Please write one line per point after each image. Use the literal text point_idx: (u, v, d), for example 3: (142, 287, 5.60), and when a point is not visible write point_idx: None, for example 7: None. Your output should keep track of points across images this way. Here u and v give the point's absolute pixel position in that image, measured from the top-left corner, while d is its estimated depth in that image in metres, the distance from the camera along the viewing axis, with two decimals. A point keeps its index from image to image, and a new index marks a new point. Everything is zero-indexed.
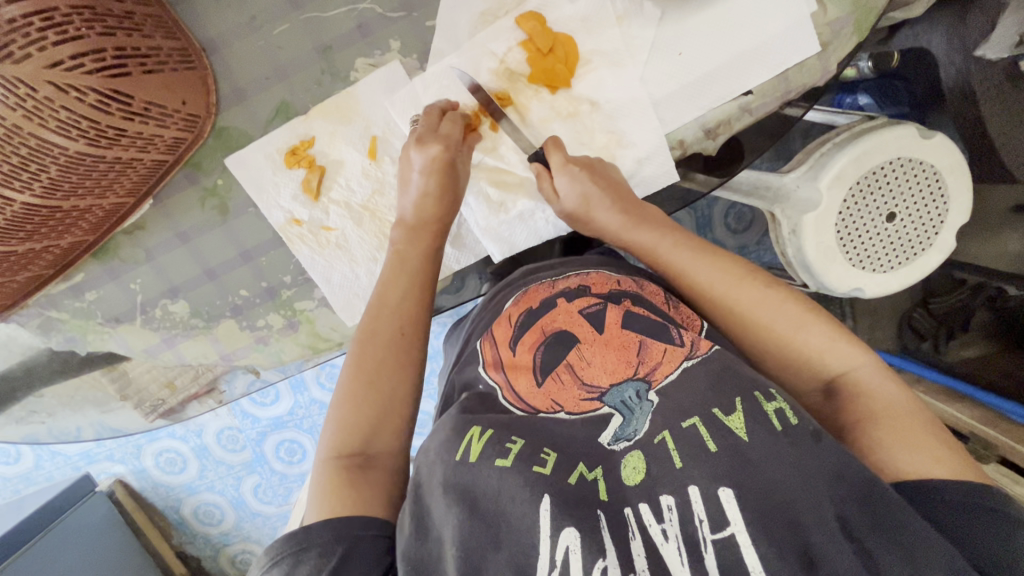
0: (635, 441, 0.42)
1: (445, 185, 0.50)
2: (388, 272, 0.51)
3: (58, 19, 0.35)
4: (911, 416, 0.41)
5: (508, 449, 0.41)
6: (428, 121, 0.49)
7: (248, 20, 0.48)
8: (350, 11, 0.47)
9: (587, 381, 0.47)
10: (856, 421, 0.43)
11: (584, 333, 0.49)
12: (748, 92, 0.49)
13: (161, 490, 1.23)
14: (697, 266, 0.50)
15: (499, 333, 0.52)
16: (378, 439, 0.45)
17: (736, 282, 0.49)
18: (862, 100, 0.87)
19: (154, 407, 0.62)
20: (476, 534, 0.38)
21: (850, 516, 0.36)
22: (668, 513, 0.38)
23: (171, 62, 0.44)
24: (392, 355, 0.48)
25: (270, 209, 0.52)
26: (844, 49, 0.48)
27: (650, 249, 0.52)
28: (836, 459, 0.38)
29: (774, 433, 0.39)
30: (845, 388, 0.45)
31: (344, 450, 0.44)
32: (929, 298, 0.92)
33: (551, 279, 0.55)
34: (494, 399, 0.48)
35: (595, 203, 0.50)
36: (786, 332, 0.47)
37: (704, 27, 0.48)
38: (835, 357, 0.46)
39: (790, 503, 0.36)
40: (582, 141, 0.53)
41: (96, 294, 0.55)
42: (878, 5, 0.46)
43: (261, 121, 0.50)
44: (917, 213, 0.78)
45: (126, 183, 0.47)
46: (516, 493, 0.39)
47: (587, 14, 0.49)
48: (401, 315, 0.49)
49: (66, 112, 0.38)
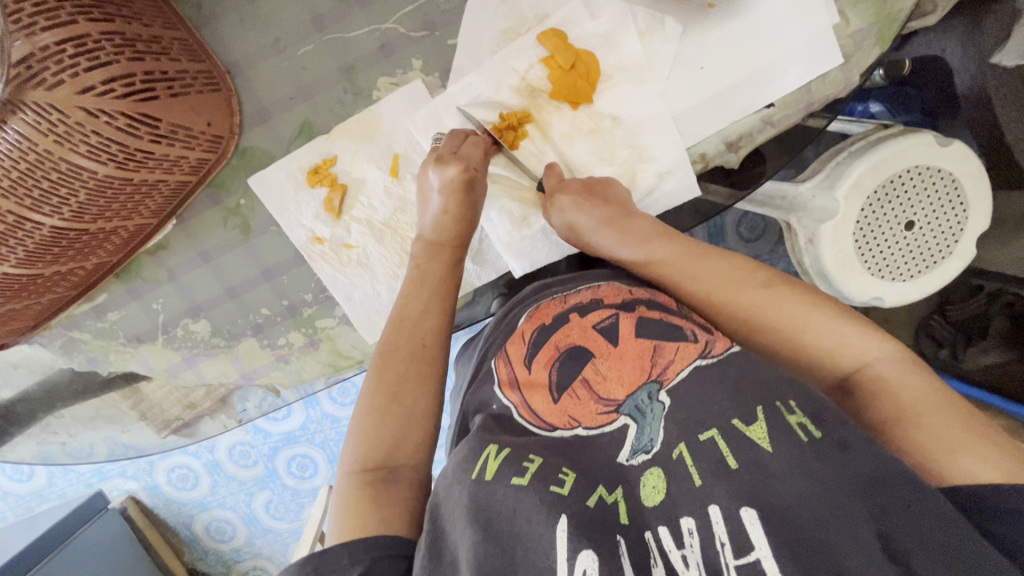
0: (653, 455, 0.42)
1: (463, 208, 0.50)
2: (407, 290, 0.51)
3: (89, 45, 0.36)
4: (942, 411, 0.40)
5: (524, 468, 0.40)
6: (450, 142, 0.50)
7: (272, 42, 0.48)
8: (373, 31, 0.48)
9: (603, 396, 0.46)
10: (888, 419, 0.42)
11: (599, 347, 0.49)
12: (770, 105, 0.49)
13: (173, 506, 1.23)
14: (700, 273, 0.50)
15: (512, 351, 0.52)
16: (400, 453, 0.45)
17: (740, 287, 0.48)
18: (874, 108, 0.92)
19: (168, 424, 0.62)
20: (492, 558, 0.37)
21: (893, 532, 0.34)
22: (688, 538, 0.37)
23: (197, 84, 0.44)
24: (412, 369, 0.47)
25: (292, 227, 0.52)
26: (866, 60, 0.48)
27: (651, 264, 0.51)
28: (870, 466, 0.37)
29: (798, 444, 0.38)
30: (868, 386, 0.44)
31: (367, 467, 0.43)
32: (947, 305, 0.92)
33: (562, 294, 0.54)
34: (511, 419, 0.48)
35: (586, 231, 0.51)
36: (796, 334, 0.46)
37: (724, 43, 0.48)
38: (852, 352, 0.44)
39: (819, 526, 0.35)
40: (603, 157, 0.53)
41: (118, 314, 0.55)
42: (899, 15, 0.47)
43: (285, 140, 0.50)
44: (936, 215, 0.77)
45: (151, 204, 0.47)
46: (532, 514, 0.38)
47: (608, 31, 0.49)
48: (422, 328, 0.49)
49: (97, 136, 0.38)
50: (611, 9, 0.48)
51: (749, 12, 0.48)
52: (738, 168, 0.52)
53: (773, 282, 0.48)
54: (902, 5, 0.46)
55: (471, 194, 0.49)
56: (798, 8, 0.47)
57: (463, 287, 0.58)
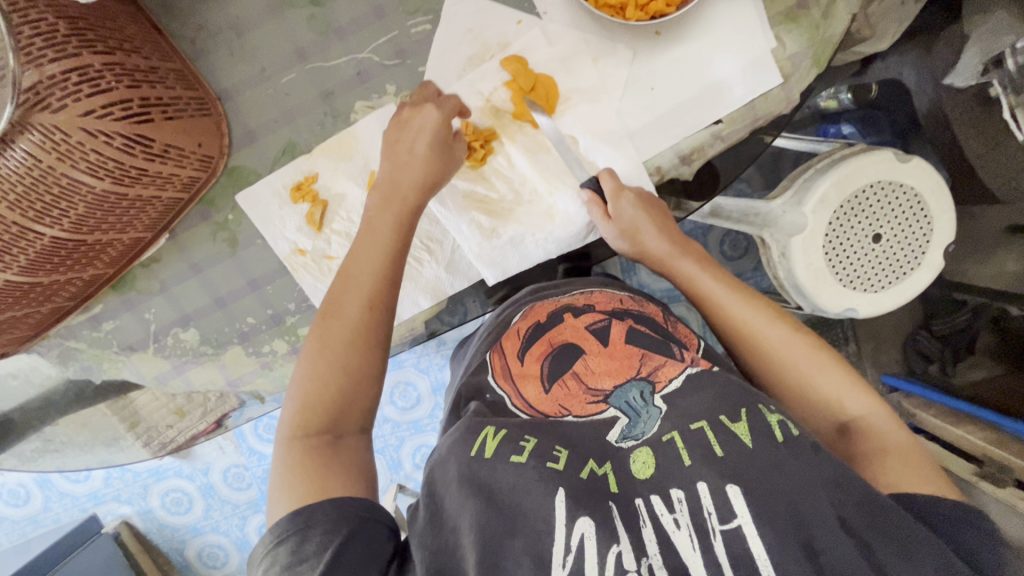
0: (643, 440, 0.48)
1: (430, 152, 0.52)
2: (358, 245, 0.52)
3: (90, 74, 0.40)
4: (916, 458, 0.47)
5: (522, 446, 0.46)
6: (424, 91, 0.52)
7: (258, 71, 0.53)
8: (350, 60, 0.53)
9: (591, 387, 0.53)
10: (870, 452, 0.49)
11: (590, 345, 0.56)
12: (719, 121, 0.53)
13: (166, 531, 1.23)
14: (740, 308, 0.57)
15: (507, 344, 0.58)
16: (346, 418, 0.48)
17: (769, 323, 0.56)
18: (846, 129, 0.99)
19: (163, 444, 0.66)
20: (494, 522, 0.42)
21: (850, 517, 0.40)
22: (678, 504, 0.43)
23: (190, 109, 0.49)
24: (361, 331, 0.49)
25: (276, 240, 0.56)
26: (804, 80, 0.53)
27: (689, 280, 0.59)
28: (834, 470, 0.43)
29: (774, 443, 0.44)
30: (859, 428, 0.51)
31: (312, 431, 0.46)
32: (932, 320, 1.00)
33: (558, 296, 0.61)
34: (503, 405, 0.53)
35: (642, 228, 0.55)
36: (809, 374, 0.53)
37: (671, 66, 0.53)
38: (853, 402, 0.52)
39: (794, 506, 0.41)
40: (565, 171, 0.55)
41: (113, 324, 0.58)
42: (831, 40, 0.52)
43: (269, 160, 0.55)
44: (904, 232, 0.81)
45: (146, 218, 0.51)
46: (531, 487, 0.44)
47: (565, 56, 0.53)
48: (373, 288, 0.50)
49: (95, 154, 0.42)
50: (567, 37, 0.53)
51: (691, 37, 0.53)
52: (694, 179, 0.56)
53: (801, 327, 0.55)
54: (833, 31, 0.51)
55: (445, 139, 0.52)
56: (735, 34, 0.52)
57: (436, 295, 0.59)
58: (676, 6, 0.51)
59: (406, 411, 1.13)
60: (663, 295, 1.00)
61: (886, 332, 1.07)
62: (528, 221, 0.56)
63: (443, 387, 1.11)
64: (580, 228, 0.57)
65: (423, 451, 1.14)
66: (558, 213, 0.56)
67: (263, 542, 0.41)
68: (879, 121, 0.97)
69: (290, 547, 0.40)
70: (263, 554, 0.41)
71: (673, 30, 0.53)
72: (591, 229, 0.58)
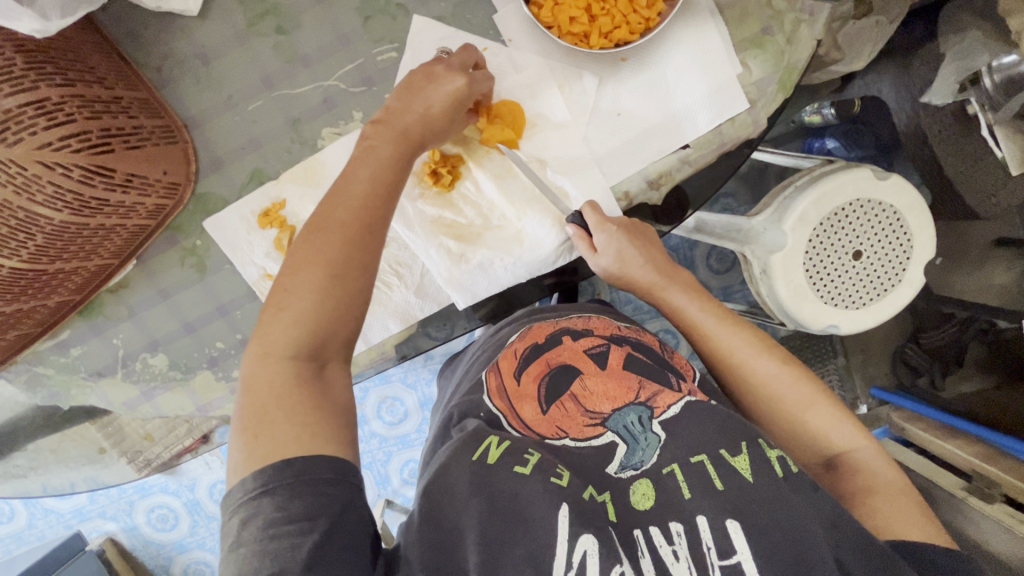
0: (642, 470, 0.48)
1: (441, 116, 0.48)
2: (350, 163, 0.46)
3: (48, 107, 0.40)
4: (903, 495, 0.49)
5: (525, 459, 0.46)
6: (462, 55, 0.50)
7: (225, 98, 0.53)
8: (316, 88, 0.53)
9: (589, 409, 0.53)
10: (857, 491, 0.50)
11: (587, 367, 0.56)
12: (686, 146, 0.54)
13: (152, 548, 1.22)
14: (730, 340, 0.57)
15: (504, 363, 0.57)
16: (331, 345, 0.43)
17: (758, 354, 0.56)
18: (831, 144, 0.96)
19: (148, 461, 0.68)
20: (496, 527, 0.43)
21: (845, 557, 0.42)
22: (677, 537, 0.44)
23: (154, 138, 0.49)
24: (349, 250, 0.43)
25: (244, 265, 0.56)
26: (770, 105, 0.53)
27: (679, 309, 0.59)
28: (831, 509, 0.44)
29: (775, 477, 0.46)
30: (846, 464, 0.52)
31: (295, 358, 0.41)
32: (920, 332, 1.00)
33: (554, 319, 0.61)
34: (501, 424, 0.52)
35: (628, 256, 0.55)
36: (797, 411, 0.54)
37: (637, 92, 0.53)
38: (839, 436, 0.53)
39: (795, 542, 0.42)
40: (533, 196, 0.55)
41: (81, 350, 0.58)
42: (797, 65, 0.52)
43: (237, 186, 0.55)
44: (891, 257, 0.81)
45: (111, 246, 0.51)
46: (536, 498, 0.44)
47: (530, 83, 0.53)
48: (365, 208, 0.44)
49: (53, 186, 0.42)
50: (533, 63, 0.53)
51: (657, 63, 0.53)
52: (662, 204, 0.57)
53: (789, 359, 0.55)
54: (798, 56, 0.52)
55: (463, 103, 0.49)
56: (701, 59, 0.52)
57: (406, 319, 0.59)
58: (639, 34, 0.51)
59: (392, 426, 1.11)
60: (648, 310, 1.00)
61: (875, 345, 1.06)
62: (497, 246, 0.56)
63: (430, 402, 1.10)
64: (548, 253, 0.56)
65: (411, 466, 1.13)
66: (526, 238, 0.56)
67: (242, 485, 0.38)
68: (864, 136, 0.94)
69: (277, 501, 0.37)
70: (240, 501, 0.38)
71: (639, 56, 0.53)
72: (560, 254, 0.57)
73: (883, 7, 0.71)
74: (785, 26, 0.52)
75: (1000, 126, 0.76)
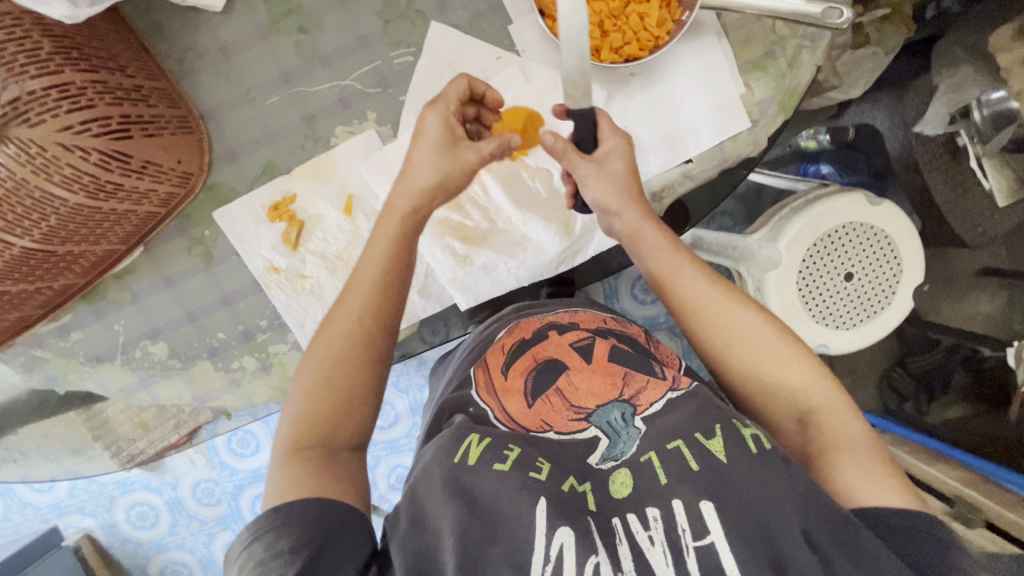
0: (622, 460, 0.49)
1: (437, 168, 0.48)
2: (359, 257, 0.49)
3: (71, 91, 0.41)
4: (868, 452, 0.48)
5: (505, 455, 0.47)
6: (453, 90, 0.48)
7: (243, 92, 0.54)
8: (333, 86, 0.54)
9: (574, 403, 0.53)
10: (825, 450, 0.48)
11: (574, 362, 0.56)
12: (689, 160, 0.56)
13: (130, 546, 1.20)
14: (703, 292, 0.51)
15: (490, 360, 0.58)
16: (341, 435, 0.45)
17: (735, 308, 0.51)
18: (825, 169, 0.93)
19: (134, 454, 0.68)
20: (473, 527, 0.43)
21: (814, 531, 0.42)
22: (653, 522, 0.44)
23: (171, 127, 0.50)
24: (362, 343, 0.46)
25: (250, 257, 0.56)
26: (770, 126, 0.55)
27: (654, 256, 0.52)
28: (799, 486, 0.44)
29: (749, 454, 0.46)
30: (817, 422, 0.49)
31: (309, 449, 0.44)
32: (906, 356, 0.97)
33: (542, 315, 0.61)
34: (490, 418, 0.53)
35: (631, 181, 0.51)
36: (775, 367, 0.50)
37: (644, 106, 0.55)
38: (817, 392, 0.50)
39: (763, 522, 0.42)
40: (538, 203, 0.57)
41: (81, 334, 0.58)
42: (797, 89, 0.54)
43: (249, 178, 0.55)
44: (880, 271, 0.82)
45: (120, 231, 0.51)
46: (514, 496, 0.44)
47: (542, 92, 0.55)
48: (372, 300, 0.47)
49: (71, 168, 0.42)
50: (544, 74, 0.55)
51: (664, 80, 0.55)
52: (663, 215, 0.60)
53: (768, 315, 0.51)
54: (799, 80, 0.54)
55: (455, 154, 0.48)
56: (706, 76, 0.54)
57: (408, 318, 0.60)
58: (649, 50, 0.53)
59: (383, 430, 1.11)
60: (644, 322, 1.01)
61: None
62: (501, 249, 0.58)
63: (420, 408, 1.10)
64: (551, 258, 0.58)
65: (400, 471, 1.12)
66: (530, 243, 0.58)
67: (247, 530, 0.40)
68: (858, 162, 0.91)
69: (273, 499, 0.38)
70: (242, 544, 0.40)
71: (647, 71, 0.55)
72: (563, 259, 0.59)
73: (879, 39, 0.74)
74: (788, 51, 0.54)
75: (988, 157, 0.81)
